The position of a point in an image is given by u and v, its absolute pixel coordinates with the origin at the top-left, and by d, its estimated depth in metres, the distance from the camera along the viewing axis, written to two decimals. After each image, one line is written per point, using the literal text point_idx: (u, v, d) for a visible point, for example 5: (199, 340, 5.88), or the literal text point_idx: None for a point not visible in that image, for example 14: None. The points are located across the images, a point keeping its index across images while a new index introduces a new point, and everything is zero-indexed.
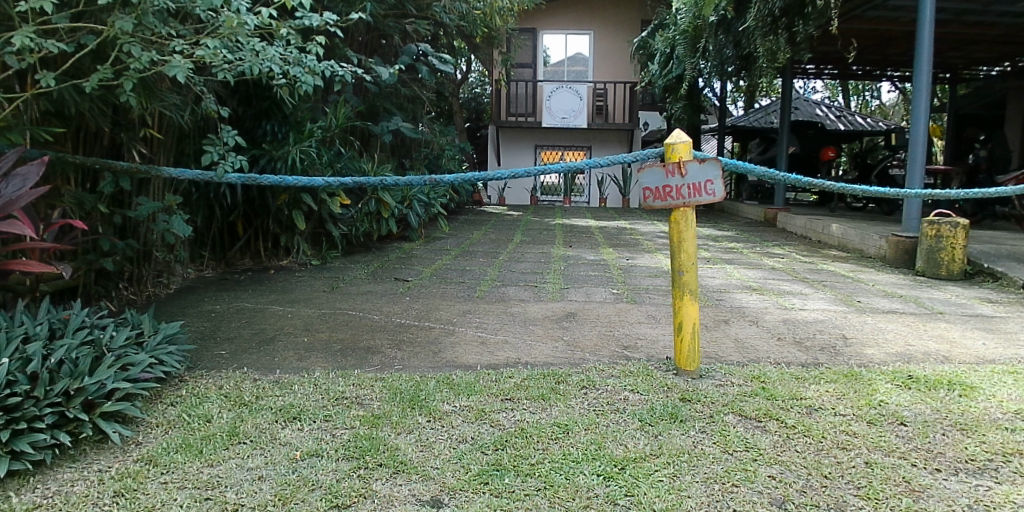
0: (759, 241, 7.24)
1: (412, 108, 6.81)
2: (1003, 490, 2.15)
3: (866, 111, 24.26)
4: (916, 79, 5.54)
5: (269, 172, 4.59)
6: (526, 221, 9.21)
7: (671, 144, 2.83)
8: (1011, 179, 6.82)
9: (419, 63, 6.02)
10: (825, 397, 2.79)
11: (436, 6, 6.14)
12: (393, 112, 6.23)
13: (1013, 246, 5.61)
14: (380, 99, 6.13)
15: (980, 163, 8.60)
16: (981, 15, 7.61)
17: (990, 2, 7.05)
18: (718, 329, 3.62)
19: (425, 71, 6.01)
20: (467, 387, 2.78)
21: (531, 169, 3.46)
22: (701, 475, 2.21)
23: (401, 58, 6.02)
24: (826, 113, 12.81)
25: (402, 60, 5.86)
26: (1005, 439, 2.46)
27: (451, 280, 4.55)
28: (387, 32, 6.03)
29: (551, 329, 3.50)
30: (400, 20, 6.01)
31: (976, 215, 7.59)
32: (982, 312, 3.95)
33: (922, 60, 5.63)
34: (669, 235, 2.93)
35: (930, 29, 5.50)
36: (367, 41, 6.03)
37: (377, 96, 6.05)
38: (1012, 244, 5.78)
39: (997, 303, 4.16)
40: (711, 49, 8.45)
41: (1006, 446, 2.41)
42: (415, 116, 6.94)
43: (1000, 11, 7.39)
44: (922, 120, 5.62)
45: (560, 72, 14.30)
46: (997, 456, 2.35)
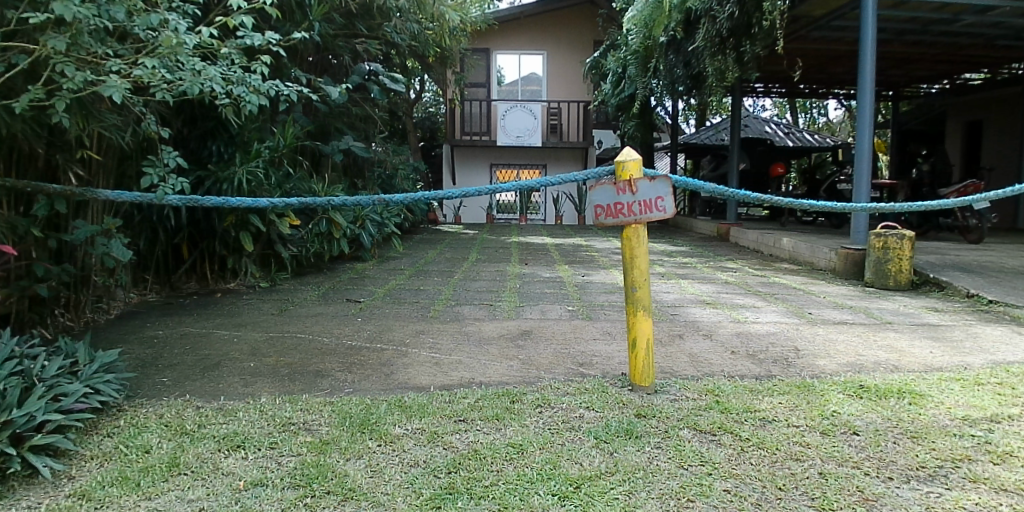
0: (712, 256, 7.34)
1: (363, 128, 6.77)
2: (954, 496, 2.19)
3: (815, 127, 24.99)
4: (861, 96, 5.65)
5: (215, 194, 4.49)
6: (481, 239, 9.22)
7: (621, 162, 2.86)
8: (952, 192, 7.07)
9: (370, 83, 6.07)
10: (778, 410, 2.81)
11: (386, 27, 6.19)
12: (344, 131, 6.20)
13: (956, 256, 5.79)
14: (331, 119, 6.10)
15: (924, 177, 8.89)
16: (920, 34, 7.92)
17: (928, 22, 7.35)
18: (673, 344, 3.60)
19: (376, 91, 6.02)
20: (418, 409, 2.71)
21: (483, 188, 3.43)
22: (656, 491, 2.19)
23: (351, 78, 6.01)
24: (775, 130, 13.07)
25: (353, 80, 5.87)
26: (953, 445, 2.53)
27: (405, 300, 4.49)
28: (337, 52, 6.01)
29: (506, 348, 3.44)
30: (349, 40, 6.04)
31: (921, 226, 7.79)
32: (928, 321, 4.05)
33: (866, 77, 5.75)
34: (622, 252, 2.93)
35: (873, 48, 5.62)
36: (317, 61, 6.03)
37: (328, 116, 6.02)
38: (956, 254, 5.97)
39: (942, 311, 4.27)
40: (662, 68, 8.57)
41: (955, 452, 2.48)
42: (368, 136, 6.92)
43: (937, 31, 7.71)
44: (866, 135, 5.74)
45: (514, 92, 14.43)
46: (947, 463, 2.40)
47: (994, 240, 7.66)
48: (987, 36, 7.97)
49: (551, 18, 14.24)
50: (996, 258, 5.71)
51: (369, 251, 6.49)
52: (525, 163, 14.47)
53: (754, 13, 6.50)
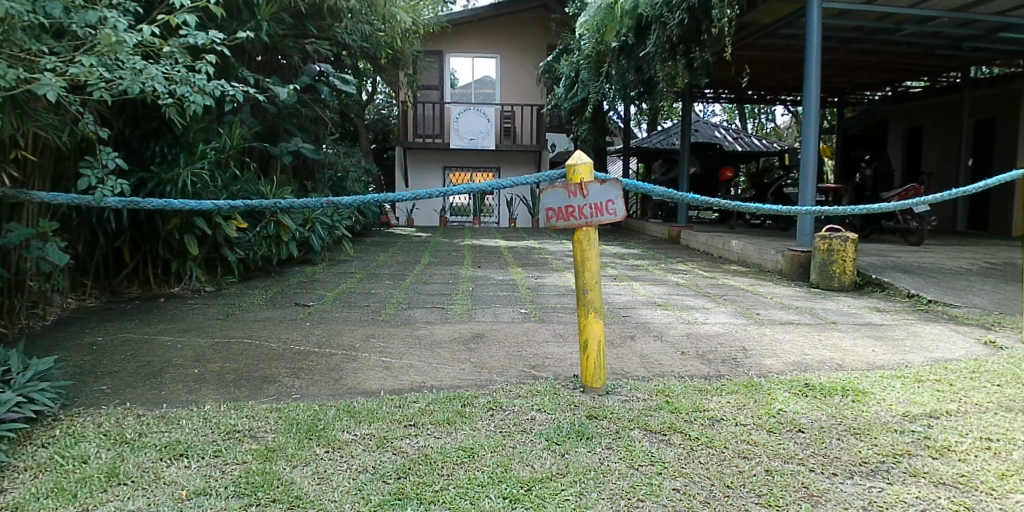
0: (663, 258, 7.45)
1: (314, 129, 6.68)
2: (894, 490, 2.26)
3: (763, 132, 25.67)
4: (807, 101, 5.78)
5: (158, 196, 4.38)
6: (434, 242, 9.20)
7: (571, 166, 2.86)
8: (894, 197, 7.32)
9: (320, 84, 6.05)
10: (726, 408, 2.86)
11: (337, 28, 6.13)
12: (293, 133, 6.13)
13: (897, 257, 6.00)
14: (279, 120, 6.03)
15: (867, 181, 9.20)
16: (864, 43, 8.19)
17: (870, 31, 7.61)
18: (624, 345, 3.62)
19: (326, 93, 6.04)
20: (368, 414, 2.67)
21: (433, 191, 3.41)
22: (607, 491, 2.20)
23: (300, 78, 5.98)
24: (724, 135, 13.49)
25: (302, 81, 5.84)
26: (894, 440, 2.61)
27: (356, 304, 4.43)
28: (286, 52, 5.94)
29: (458, 351, 3.42)
30: (299, 40, 5.98)
31: (864, 229, 8.05)
32: (870, 320, 4.18)
33: (811, 84, 5.92)
34: (573, 254, 2.94)
35: (817, 55, 5.76)
36: (266, 61, 5.95)
37: (277, 117, 5.97)
38: (898, 255, 6.19)
39: (884, 311, 4.41)
40: (614, 73, 8.64)
41: (896, 447, 2.55)
42: (318, 137, 6.86)
43: (879, 40, 7.98)
44: (812, 139, 5.87)
45: (467, 94, 14.46)
46: (888, 458, 2.47)
47: (933, 243, 7.98)
48: (927, 46, 8.28)
49: (507, 22, 14.32)
50: (934, 259, 5.95)
51: (320, 254, 6.36)
52: (479, 166, 14.51)
53: (703, 20, 6.60)
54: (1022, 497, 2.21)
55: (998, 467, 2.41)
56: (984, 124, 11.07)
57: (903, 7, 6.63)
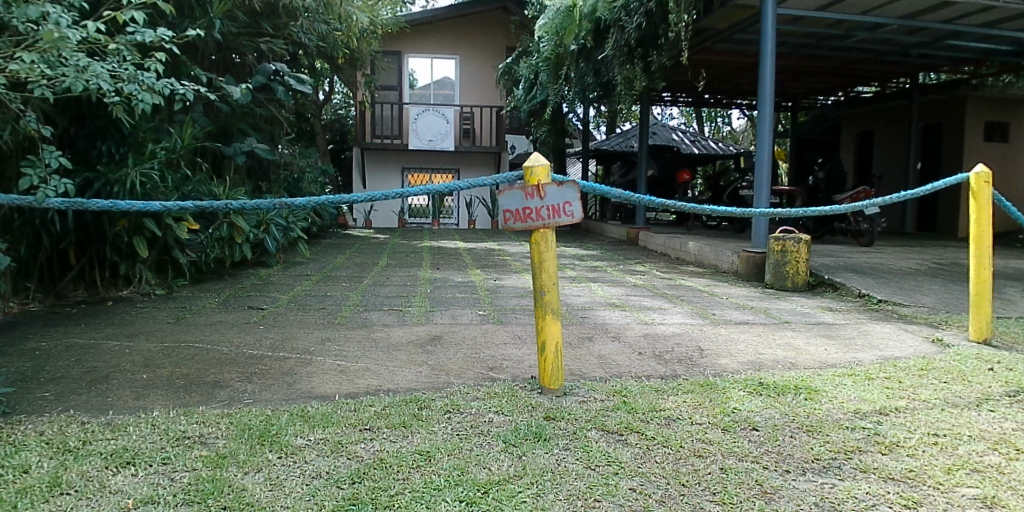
0: (621, 259, 7.52)
1: (268, 129, 6.65)
2: (845, 486, 2.31)
3: (719, 135, 26.21)
4: (763, 105, 5.88)
5: (105, 196, 4.25)
6: (393, 244, 9.14)
7: (529, 168, 2.87)
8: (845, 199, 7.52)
9: (274, 84, 5.96)
10: (682, 407, 2.90)
11: (292, 27, 6.21)
12: (247, 133, 6.07)
13: (850, 258, 6.16)
14: (233, 119, 5.96)
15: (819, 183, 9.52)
16: (816, 49, 8.41)
17: (822, 37, 7.83)
18: (582, 347, 3.64)
19: (281, 92, 5.94)
20: (322, 419, 2.63)
21: (389, 192, 3.38)
22: (563, 493, 2.20)
23: (254, 77, 5.89)
24: (682, 138, 13.55)
25: (257, 80, 5.76)
26: (845, 437, 2.68)
27: (311, 307, 4.37)
28: (240, 51, 5.92)
29: (415, 354, 3.40)
30: (254, 39, 5.96)
31: (818, 230, 8.32)
32: (821, 320, 4.27)
33: (766, 88, 6.05)
34: (531, 255, 2.95)
35: (771, 61, 5.90)
36: (219, 60, 5.94)
37: (230, 117, 5.89)
38: (849, 255, 6.36)
39: (835, 310, 4.51)
40: (572, 76, 8.70)
41: (847, 444, 2.61)
42: (274, 137, 6.84)
43: (831, 46, 8.21)
44: (767, 143, 5.98)
45: (427, 96, 14.46)
46: (840, 455, 2.53)
47: (883, 244, 8.22)
48: (877, 52, 8.54)
49: (467, 24, 14.30)
50: (883, 259, 6.13)
51: (275, 256, 6.27)
52: (437, 167, 14.58)
53: (660, 25, 6.70)
54: (965, 489, 2.28)
55: (944, 462, 2.48)
56: (931, 129, 11.49)
57: (853, 14, 6.83)
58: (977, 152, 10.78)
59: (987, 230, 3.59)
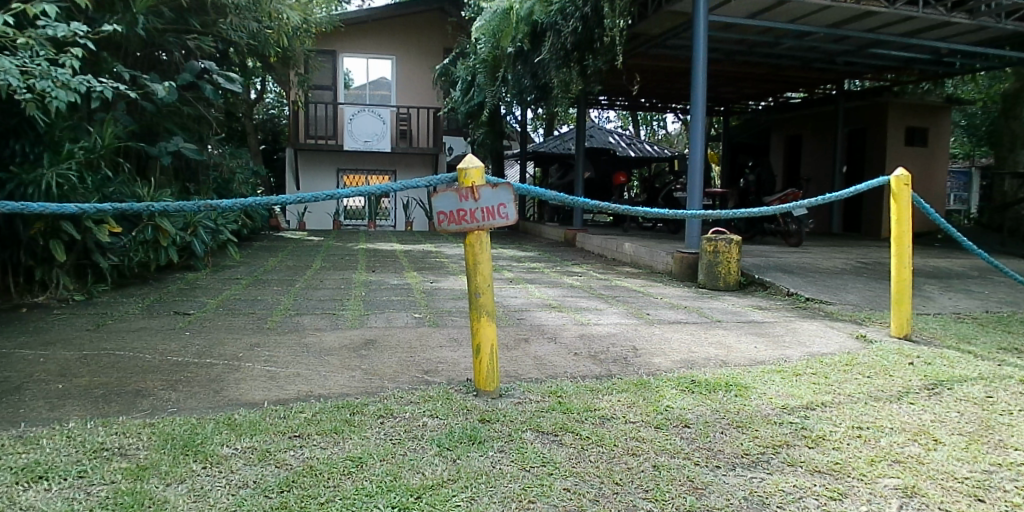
0: (559, 260, 7.62)
1: (196, 129, 6.50)
2: (773, 480, 2.38)
3: (654, 139, 26.84)
4: (695, 109, 6.02)
5: (19, 197, 4.08)
6: (326, 247, 8.98)
7: (463, 170, 2.86)
8: (775, 202, 7.81)
9: (203, 82, 5.91)
10: (617, 407, 2.94)
11: (221, 24, 6.27)
12: (174, 132, 5.97)
13: (780, 258, 6.38)
14: (159, 119, 5.83)
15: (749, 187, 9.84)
16: (747, 56, 8.70)
17: (752, 44, 8.13)
18: (518, 348, 3.66)
19: (210, 90, 5.90)
20: (250, 427, 2.57)
21: (320, 194, 3.32)
22: (498, 495, 2.20)
23: (182, 75, 5.85)
24: (618, 141, 13.92)
25: (183, 77, 5.75)
26: (773, 432, 2.76)
27: (240, 312, 4.27)
28: (167, 47, 5.99)
29: (348, 359, 3.36)
30: (180, 35, 6.05)
31: (749, 231, 8.69)
32: (751, 318, 4.40)
33: (699, 92, 6.20)
34: (465, 258, 2.95)
35: (704, 66, 6.02)
36: (143, 56, 5.97)
37: (156, 116, 5.74)
38: (779, 255, 6.59)
39: (765, 309, 4.66)
40: (510, 78, 8.97)
41: (775, 439, 2.70)
42: (201, 138, 6.69)
43: (761, 53, 8.51)
44: (700, 145, 6.10)
45: (361, 96, 14.84)
46: (768, 449, 2.61)
47: (812, 244, 8.57)
48: (804, 59, 8.89)
49: (400, 25, 14.70)
50: (811, 259, 6.37)
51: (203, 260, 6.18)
52: (373, 168, 14.93)
53: (596, 29, 6.96)
54: (888, 480, 2.38)
55: (867, 453, 2.58)
56: (856, 134, 12.01)
57: (782, 22, 7.15)
58: (901, 156, 11.32)
59: (907, 229, 3.75)
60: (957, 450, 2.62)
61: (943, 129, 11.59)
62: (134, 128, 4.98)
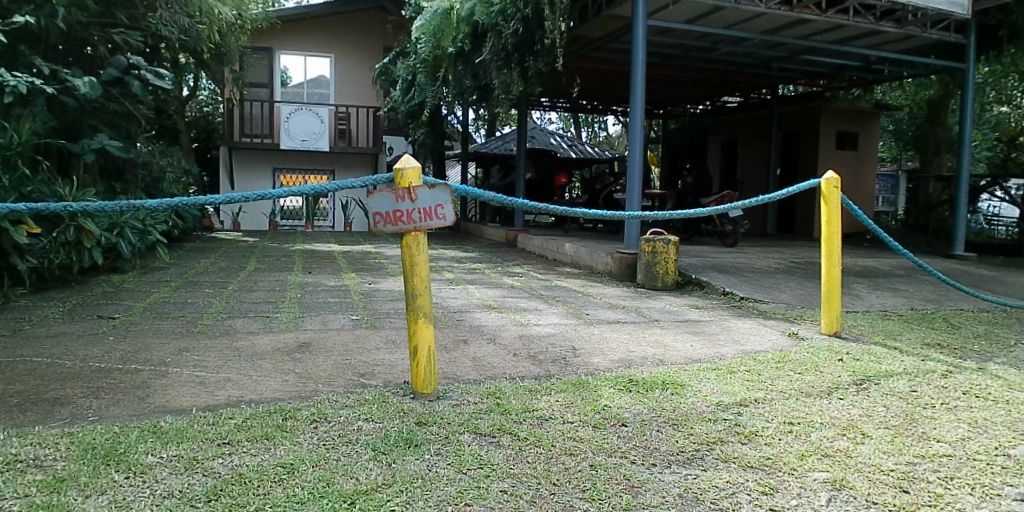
0: (499, 261, 7.67)
1: (123, 126, 6.35)
2: (707, 476, 2.43)
3: (595, 141, 27.33)
4: (633, 113, 6.14)
5: None
6: (261, 247, 8.82)
7: (400, 170, 2.83)
8: (713, 202, 8.06)
9: (130, 77, 5.75)
10: (555, 407, 2.98)
11: (150, 18, 6.22)
12: (99, 129, 5.88)
13: (716, 257, 6.56)
14: (83, 115, 5.77)
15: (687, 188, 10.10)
16: (684, 60, 8.92)
17: (689, 48, 8.38)
18: (456, 349, 3.66)
19: (138, 87, 5.75)
20: (176, 434, 2.50)
21: (250, 194, 3.24)
22: (434, 499, 2.17)
23: (107, 69, 5.73)
24: (560, 142, 14.13)
25: (109, 72, 5.61)
26: (708, 429, 2.83)
27: (168, 315, 4.15)
28: (90, 41, 5.96)
29: (282, 363, 3.30)
30: (105, 29, 5.96)
31: (686, 233, 8.87)
32: (688, 317, 4.50)
33: (637, 97, 6.28)
34: (401, 259, 2.93)
35: (642, 71, 6.12)
36: (66, 49, 5.93)
37: (79, 112, 5.71)
38: (715, 255, 6.78)
39: (701, 308, 4.77)
40: (451, 79, 8.95)
41: (709, 436, 2.77)
42: (130, 135, 6.54)
43: (698, 57, 8.76)
44: (637, 147, 6.19)
45: (299, 94, 14.75)
46: (702, 446, 2.68)
47: (747, 244, 8.85)
48: (740, 65, 9.17)
49: (337, 23, 14.69)
50: (746, 259, 6.56)
51: (131, 261, 6.03)
52: (311, 168, 14.88)
53: (536, 31, 7.23)
54: (817, 474, 2.46)
55: (798, 448, 2.67)
56: (789, 137, 12.41)
57: (719, 27, 7.38)
58: (831, 159, 11.70)
59: (837, 231, 3.88)
60: (883, 443, 2.73)
61: (873, 135, 12.08)
62: (55, 123, 4.91)
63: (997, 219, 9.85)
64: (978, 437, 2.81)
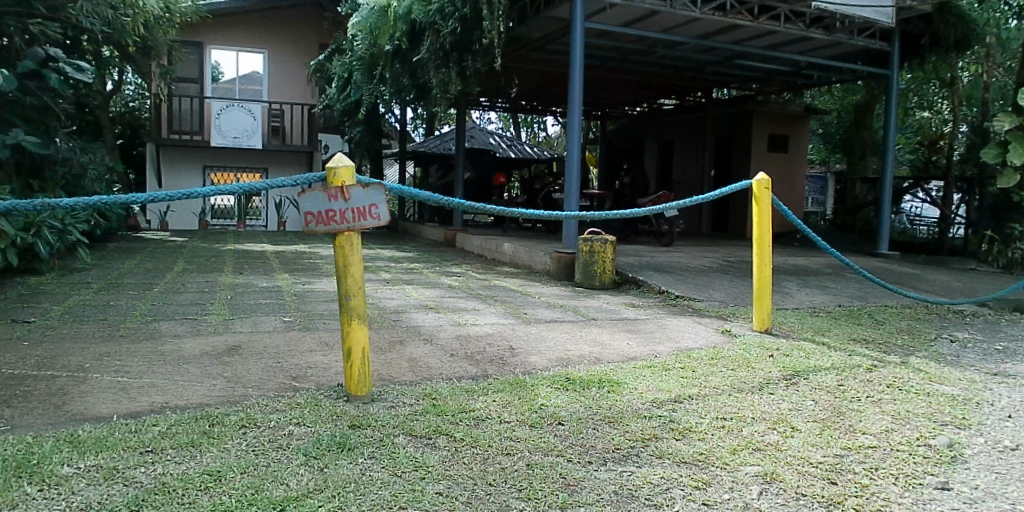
0: (438, 261, 7.66)
1: (41, 121, 6.13)
2: (642, 473, 2.47)
3: (536, 141, 27.60)
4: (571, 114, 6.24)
5: None
6: (189, 248, 8.57)
7: (332, 169, 2.76)
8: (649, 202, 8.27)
9: (47, 70, 5.61)
10: (492, 407, 2.99)
11: (70, 9, 6.08)
12: (13, 124, 5.68)
13: (651, 257, 6.71)
14: None
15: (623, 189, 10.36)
16: (621, 63, 9.10)
17: (627, 52, 8.56)
18: (392, 351, 3.64)
19: (55, 79, 5.61)
20: (94, 444, 2.40)
21: (175, 194, 3.15)
22: (368, 503, 2.13)
23: (23, 61, 5.54)
24: (499, 142, 14.13)
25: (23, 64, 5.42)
26: (643, 426, 2.89)
27: (88, 319, 3.99)
28: (4, 31, 5.72)
29: (210, 367, 3.22)
30: (22, 19, 5.75)
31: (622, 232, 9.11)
32: (624, 316, 4.58)
33: (575, 97, 6.39)
34: (335, 259, 2.89)
35: (580, 75, 6.21)
36: None
37: None
38: (651, 254, 6.94)
39: (638, 306, 4.86)
40: (388, 77, 8.97)
41: (644, 432, 2.82)
42: (48, 131, 6.31)
43: (634, 60, 8.95)
44: (576, 148, 6.26)
45: (231, 90, 14.49)
46: (638, 443, 2.73)
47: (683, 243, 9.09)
48: (676, 68, 9.42)
49: (270, 19, 14.36)
50: (682, 258, 6.73)
51: (48, 262, 5.78)
52: (243, 166, 14.69)
53: (474, 31, 7.36)
54: (749, 468, 2.53)
55: (730, 443, 2.75)
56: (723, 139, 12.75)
57: (655, 32, 7.47)
58: (763, 160, 12.03)
59: (768, 230, 4.01)
60: (811, 436, 2.83)
61: (802, 137, 12.51)
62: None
63: (919, 219, 10.59)
64: (900, 428, 2.95)
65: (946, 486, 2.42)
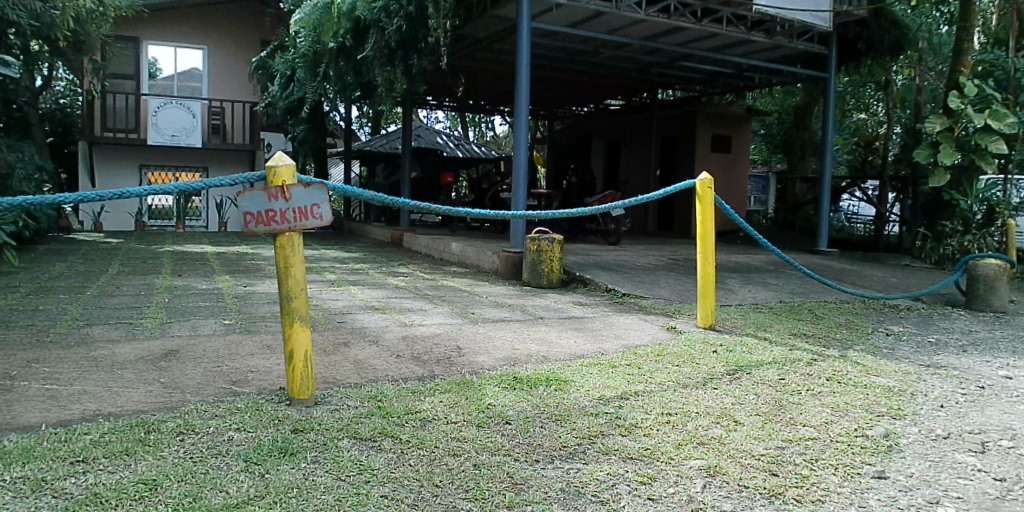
0: (386, 261, 7.61)
1: None
2: (589, 469, 2.51)
3: (485, 141, 27.64)
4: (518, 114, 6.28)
5: None
6: (126, 249, 8.32)
7: (271, 167, 2.70)
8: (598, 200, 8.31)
9: None
10: (438, 408, 3.00)
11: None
12: None
13: (597, 255, 6.81)
14: None
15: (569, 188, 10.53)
16: (569, 63, 9.17)
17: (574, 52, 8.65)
18: (336, 353, 3.60)
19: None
20: (20, 455, 2.31)
21: (104, 194, 3.04)
22: (311, 507, 2.11)
23: None
24: (446, 141, 14.20)
25: None
26: (589, 423, 2.94)
27: (14, 325, 3.84)
28: None
29: (146, 372, 3.15)
30: None
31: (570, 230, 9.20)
32: (571, 314, 4.64)
33: (522, 96, 6.44)
34: (275, 260, 2.84)
35: (527, 73, 6.25)
36: None
37: None
38: (598, 253, 7.04)
39: (585, 305, 4.92)
40: (332, 74, 8.81)
41: (591, 429, 2.87)
42: None
43: (581, 60, 9.05)
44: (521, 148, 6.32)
45: (169, 87, 14.00)
46: (584, 440, 2.76)
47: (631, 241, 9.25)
48: (623, 69, 9.56)
49: (213, 13, 14.04)
50: (628, 256, 6.85)
51: None
52: (181, 164, 14.32)
53: (420, 29, 7.28)
54: (692, 462, 2.60)
55: (675, 438, 2.82)
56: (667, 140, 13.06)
57: (602, 32, 7.59)
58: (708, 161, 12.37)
59: (711, 231, 4.10)
60: (753, 429, 2.92)
61: (744, 137, 12.90)
62: None
63: (856, 217, 10.84)
64: (838, 419, 3.07)
65: (881, 475, 2.53)
